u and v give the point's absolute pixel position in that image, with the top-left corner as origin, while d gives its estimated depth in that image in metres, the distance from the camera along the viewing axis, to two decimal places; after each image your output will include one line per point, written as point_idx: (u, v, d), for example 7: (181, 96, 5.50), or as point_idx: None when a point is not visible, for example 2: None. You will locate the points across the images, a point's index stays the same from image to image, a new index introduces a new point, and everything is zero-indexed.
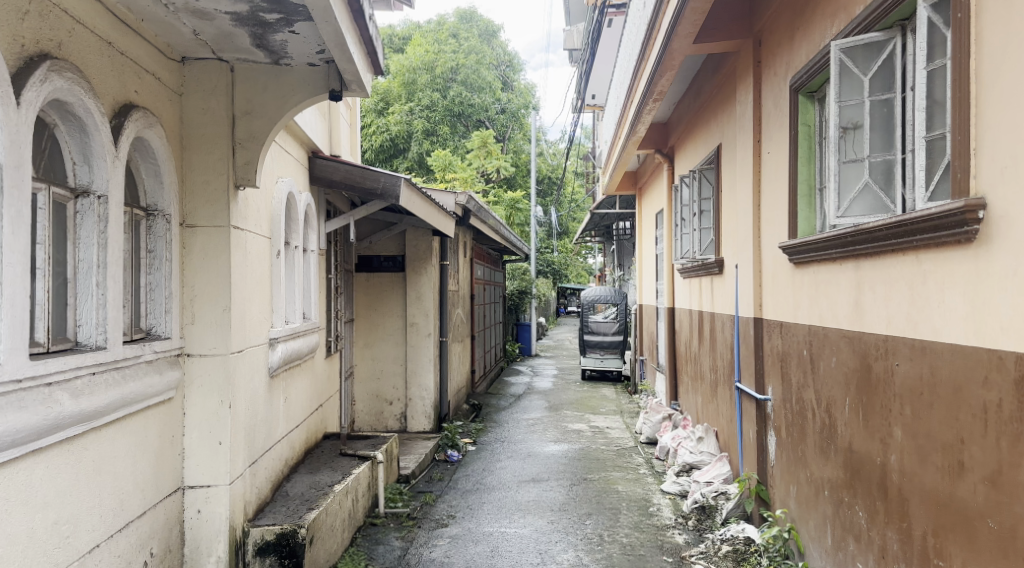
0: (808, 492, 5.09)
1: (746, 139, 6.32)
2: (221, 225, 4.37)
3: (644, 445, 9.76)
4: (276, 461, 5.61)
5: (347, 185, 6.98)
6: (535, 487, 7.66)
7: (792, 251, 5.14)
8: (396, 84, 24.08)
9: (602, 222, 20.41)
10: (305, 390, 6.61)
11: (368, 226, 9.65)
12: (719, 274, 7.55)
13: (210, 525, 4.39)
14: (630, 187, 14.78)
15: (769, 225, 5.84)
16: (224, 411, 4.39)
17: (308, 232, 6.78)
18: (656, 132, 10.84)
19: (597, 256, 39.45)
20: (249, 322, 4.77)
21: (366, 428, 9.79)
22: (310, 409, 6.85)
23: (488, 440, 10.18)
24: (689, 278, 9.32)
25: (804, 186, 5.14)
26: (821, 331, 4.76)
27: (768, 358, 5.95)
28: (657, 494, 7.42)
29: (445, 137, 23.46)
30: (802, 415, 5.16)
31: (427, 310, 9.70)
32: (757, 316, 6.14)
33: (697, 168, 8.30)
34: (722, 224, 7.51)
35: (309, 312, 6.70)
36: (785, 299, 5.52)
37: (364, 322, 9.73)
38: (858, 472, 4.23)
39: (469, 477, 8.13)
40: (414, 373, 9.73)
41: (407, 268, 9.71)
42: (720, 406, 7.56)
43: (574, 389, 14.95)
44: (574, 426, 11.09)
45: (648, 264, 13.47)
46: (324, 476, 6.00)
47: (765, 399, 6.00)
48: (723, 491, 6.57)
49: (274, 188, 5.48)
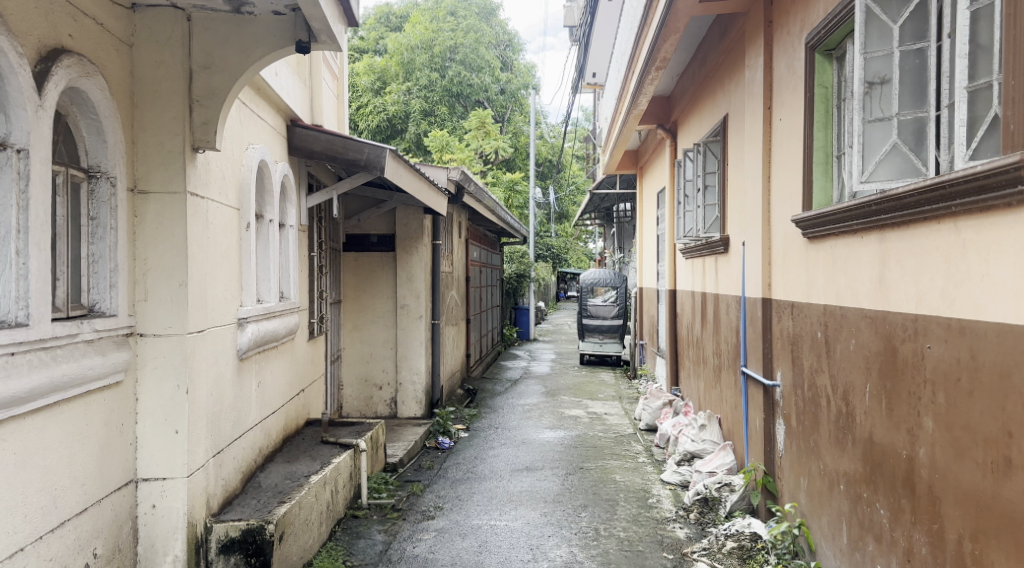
0: (820, 485, 4.70)
1: (756, 107, 5.90)
2: (177, 191, 3.98)
3: (644, 433, 9.37)
4: (248, 450, 5.22)
5: (329, 156, 6.56)
6: (528, 476, 7.28)
7: (807, 225, 4.73)
8: (394, 63, 23.62)
9: (603, 204, 19.96)
10: (283, 374, 6.21)
11: (357, 203, 9.23)
12: (724, 253, 7.14)
13: (166, 522, 4.00)
14: (631, 166, 14.34)
15: (780, 199, 5.43)
16: (181, 396, 3.99)
17: (286, 206, 6.36)
18: (657, 106, 10.40)
19: (598, 239, 38.96)
20: (211, 298, 4.37)
21: (355, 414, 9.40)
22: (289, 395, 6.45)
23: (482, 426, 9.78)
24: (691, 258, 8.91)
25: (820, 154, 4.74)
26: (838, 311, 4.35)
27: (777, 341, 5.55)
28: (657, 485, 7.04)
29: (443, 118, 23.05)
30: (816, 403, 4.76)
31: (418, 291, 9.31)
32: (766, 297, 5.74)
33: (701, 141, 7.87)
34: (728, 200, 7.10)
35: (288, 291, 6.30)
36: (797, 277, 5.11)
37: (352, 304, 9.32)
38: (879, 466, 3.83)
39: (460, 465, 7.75)
40: (404, 357, 9.34)
41: (397, 248, 9.29)
42: (724, 392, 7.17)
43: (572, 374, 14.58)
44: (571, 412, 10.71)
45: (649, 246, 13.06)
46: (302, 466, 5.62)
47: (774, 385, 5.60)
48: (727, 483, 6.15)
49: (243, 154, 5.08)
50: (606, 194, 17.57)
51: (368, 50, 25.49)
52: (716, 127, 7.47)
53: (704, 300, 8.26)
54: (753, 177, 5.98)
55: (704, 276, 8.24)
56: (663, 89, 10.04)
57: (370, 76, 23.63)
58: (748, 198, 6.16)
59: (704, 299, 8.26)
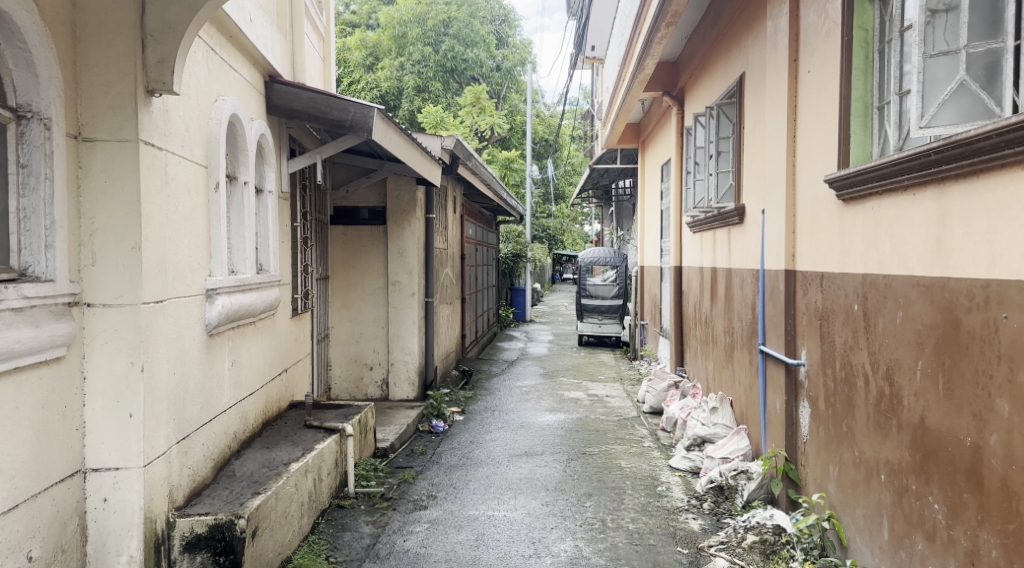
0: (855, 475, 4.24)
1: (781, 61, 5.42)
2: (128, 139, 3.48)
3: (648, 416, 8.89)
4: (221, 436, 4.73)
5: (310, 116, 6.05)
6: (528, 462, 6.81)
7: (845, 185, 4.26)
8: (386, 37, 22.83)
9: (602, 182, 19.46)
10: (262, 352, 5.72)
11: (345, 173, 8.69)
12: (739, 224, 6.70)
13: (119, 518, 3.51)
14: (632, 140, 13.85)
15: (811, 159, 4.95)
16: (135, 374, 3.50)
17: (264, 169, 5.85)
18: (664, 72, 9.95)
19: (596, 219, 38.38)
20: (172, 264, 3.87)
21: (344, 395, 8.91)
22: (270, 376, 5.95)
23: (478, 409, 9.31)
24: (700, 232, 8.46)
25: (858, 105, 4.30)
26: (882, 280, 3.90)
27: (804, 316, 5.07)
28: (665, 471, 6.58)
29: (437, 94, 22.49)
30: (852, 383, 4.29)
31: (411, 267, 8.81)
32: (789, 269, 5.29)
33: (713, 104, 7.35)
34: (743, 166, 6.65)
35: (267, 264, 5.79)
36: (830, 244, 4.64)
37: (342, 280, 8.79)
38: (937, 455, 3.37)
39: (455, 450, 7.27)
40: (396, 336, 8.85)
41: (388, 221, 8.77)
42: (737, 371, 6.73)
43: (570, 355, 14.12)
44: (571, 394, 10.25)
45: (651, 223, 12.62)
46: (281, 453, 5.13)
47: (798, 364, 5.14)
48: (743, 470, 5.67)
49: (211, 107, 4.58)
50: (606, 170, 17.06)
51: (360, 24, 24.80)
52: (732, 88, 6.98)
53: (714, 276, 7.79)
54: (776, 139, 5.50)
55: (714, 249, 7.76)
56: (670, 54, 9.60)
57: (362, 51, 23.01)
58: (770, 162, 5.68)
59: (713, 274, 7.78)
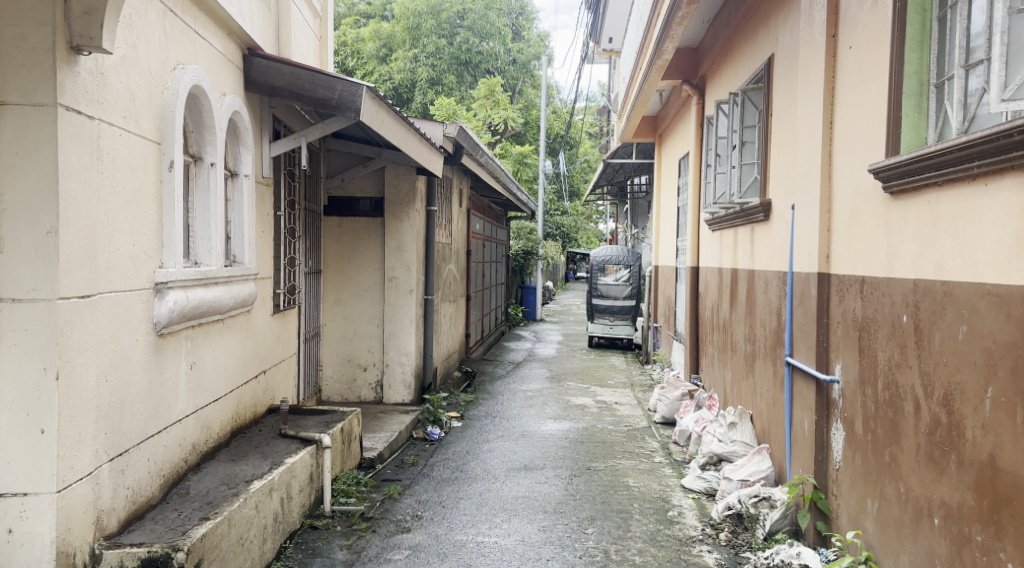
0: (901, 514, 3.64)
1: (818, 37, 4.83)
2: (44, 104, 2.99)
3: (659, 426, 8.30)
4: (173, 450, 4.17)
5: (293, 93, 5.49)
6: (527, 477, 6.22)
7: (895, 176, 3.68)
8: (400, 28, 22.25)
9: (616, 178, 18.84)
10: (232, 353, 5.16)
11: (341, 160, 8.14)
12: (764, 221, 6.12)
13: (27, 552, 3.00)
14: (649, 134, 13.25)
15: (854, 147, 4.34)
16: (49, 383, 3.00)
17: (240, 150, 5.30)
18: (683, 60, 9.37)
19: (611, 218, 37.64)
20: (103, 253, 3.34)
21: (336, 398, 8.34)
22: (243, 379, 5.39)
23: (478, 415, 8.72)
24: (719, 230, 7.85)
25: (912, 83, 3.70)
26: (939, 288, 3.31)
27: (842, 326, 4.46)
28: (677, 493, 5.98)
29: (451, 87, 21.90)
30: (898, 407, 3.69)
31: (409, 262, 8.24)
32: (823, 272, 4.71)
33: (738, 89, 6.78)
34: (771, 158, 6.06)
35: (240, 255, 5.24)
36: (874, 244, 4.03)
37: (335, 275, 8.23)
38: (1016, 504, 2.80)
39: (449, 461, 6.69)
40: (392, 336, 8.27)
41: (386, 213, 8.20)
42: (760, 383, 6.14)
43: (579, 357, 13.52)
44: (578, 400, 9.66)
45: (667, 220, 12.03)
46: (245, 468, 4.58)
47: (832, 381, 4.54)
48: (765, 496, 5.03)
49: (168, 75, 4.03)
50: (620, 165, 16.46)
51: (374, 15, 24.22)
52: (759, 73, 6.39)
53: (734, 277, 7.19)
54: (812, 125, 4.90)
55: (735, 249, 7.16)
56: (691, 40, 9.02)
57: (376, 42, 22.47)
58: (804, 152, 5.08)
59: (733, 275, 7.18)
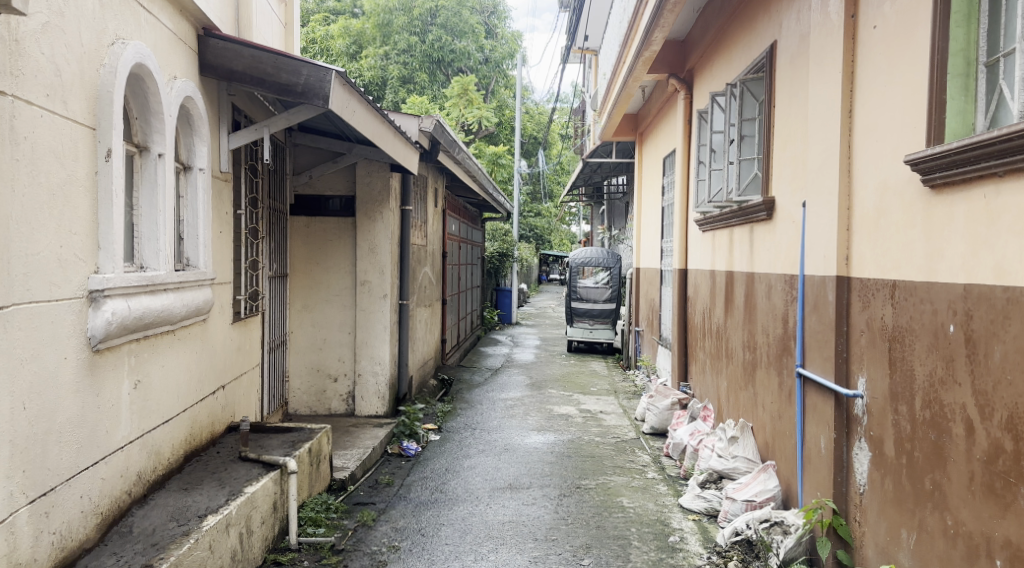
0: (946, 550, 3.24)
1: (834, 17, 4.40)
2: None
3: (649, 437, 7.86)
4: (115, 482, 3.63)
5: (254, 79, 4.97)
6: (513, 498, 5.74)
7: (939, 168, 3.29)
8: (371, 25, 21.64)
9: (594, 179, 18.41)
10: (185, 368, 4.61)
11: (309, 156, 7.59)
12: (767, 221, 5.70)
13: None
14: (630, 133, 12.81)
15: (880, 136, 3.92)
16: None
17: (195, 142, 4.76)
18: (670, 53, 8.94)
19: (585, 220, 37.26)
20: (18, 257, 2.90)
21: (304, 410, 7.78)
22: (198, 396, 4.84)
23: (456, 426, 8.21)
24: (712, 231, 7.43)
25: (959, 61, 3.32)
26: (1003, 296, 2.97)
27: (866, 335, 4.05)
28: (676, 514, 5.55)
29: (423, 86, 21.35)
30: (941, 428, 3.29)
31: (383, 265, 7.69)
32: (841, 276, 4.29)
33: (735, 81, 6.34)
34: (774, 152, 5.63)
35: (195, 258, 4.73)
36: (907, 244, 3.62)
37: (303, 279, 7.68)
38: None
39: (427, 480, 6.17)
40: (365, 343, 7.73)
41: (357, 212, 7.66)
42: (763, 394, 5.70)
43: (559, 362, 13.05)
44: (561, 409, 9.19)
45: (650, 221, 11.60)
46: (200, 498, 4.07)
47: (855, 396, 4.11)
48: (777, 521, 4.60)
49: (105, 50, 3.48)
50: (599, 165, 16.01)
51: (344, 12, 23.56)
52: (760, 62, 5.96)
53: (729, 280, 6.75)
54: (828, 115, 4.47)
55: (730, 251, 6.73)
56: (679, 31, 8.60)
57: (346, 39, 21.73)
58: (817, 144, 4.66)
59: (728, 278, 6.74)
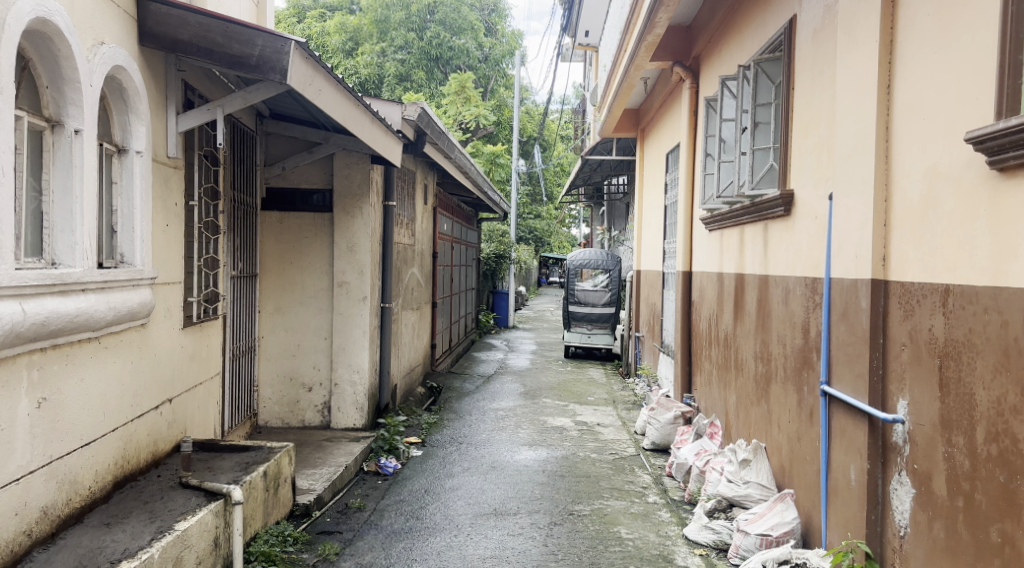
0: None
1: None
2: None
3: (649, 454, 7.25)
4: (6, 523, 3.12)
5: (201, 50, 4.33)
6: (496, 528, 5.11)
7: (1017, 142, 2.69)
8: (367, 21, 20.93)
9: (594, 179, 17.77)
10: (115, 382, 3.97)
11: (283, 144, 6.92)
12: (785, 217, 5.07)
13: None
14: (631, 129, 12.17)
15: (931, 114, 3.30)
16: None
17: (130, 120, 4.14)
18: (675, 39, 8.32)
19: (584, 223, 36.61)
20: None
21: (275, 422, 7.09)
22: (135, 413, 4.20)
23: (441, 440, 7.57)
24: (720, 229, 6.79)
25: None
26: None
27: (909, 349, 3.42)
28: (681, 548, 4.94)
29: (420, 84, 20.65)
30: (1013, 468, 2.73)
31: (362, 265, 7.02)
32: (879, 280, 3.66)
33: (749, 62, 5.68)
34: (793, 139, 5.01)
35: (130, 254, 4.11)
36: (966, 241, 3.00)
37: (275, 279, 7.00)
38: None
39: (404, 504, 5.55)
40: (342, 351, 7.05)
41: (335, 207, 6.99)
42: (780, 412, 5.05)
43: (555, 369, 12.40)
44: (556, 421, 8.54)
45: (652, 221, 10.98)
46: (120, 538, 3.47)
47: (894, 422, 3.49)
48: (798, 564, 4.00)
49: None
50: (599, 163, 15.35)
51: (341, 8, 22.82)
52: (778, 39, 5.33)
53: (740, 283, 6.11)
54: (863, 91, 3.85)
55: (742, 252, 6.09)
56: (684, 15, 7.99)
57: (342, 35, 21.07)
58: (847, 127, 4.03)
59: (739, 281, 6.11)
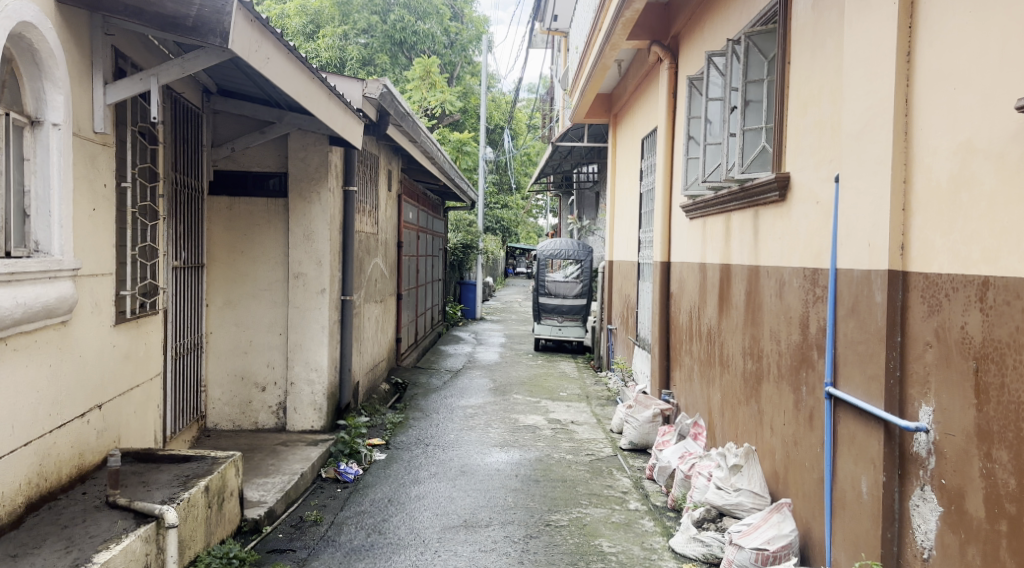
0: None
1: None
2: None
3: (627, 455, 6.86)
4: None
5: (128, 9, 3.79)
6: (467, 544, 4.66)
7: None
8: (329, 3, 20.03)
9: (564, 167, 17.35)
10: (25, 390, 3.43)
11: (233, 124, 6.37)
12: (779, 202, 4.67)
13: None
14: (602, 115, 11.75)
15: (968, 83, 2.90)
16: None
17: (45, 89, 3.60)
18: (652, 18, 7.89)
19: (551, 212, 36.32)
20: None
21: (226, 425, 6.56)
22: (55, 423, 3.68)
23: (406, 442, 7.09)
24: (703, 216, 6.39)
25: None
26: None
27: (935, 350, 3.04)
28: (668, 564, 4.54)
29: (384, 69, 19.90)
30: None
31: (320, 254, 6.51)
32: (897, 272, 3.25)
33: (738, 36, 5.25)
34: (789, 118, 4.61)
35: (46, 242, 3.59)
36: None
37: (225, 270, 6.46)
38: None
39: (365, 517, 5.06)
40: (298, 347, 6.54)
41: (290, 192, 6.46)
42: (773, 415, 4.66)
43: (525, 363, 11.97)
44: (528, 419, 8.11)
45: (626, 210, 10.58)
46: None
47: (916, 431, 3.10)
48: None
49: None
50: (569, 149, 14.91)
51: None
52: (773, 9, 4.91)
53: (726, 274, 5.71)
54: (876, 60, 3.43)
55: (728, 240, 5.69)
56: None
57: (302, 17, 19.88)
58: (856, 101, 3.62)
59: (725, 272, 5.71)
